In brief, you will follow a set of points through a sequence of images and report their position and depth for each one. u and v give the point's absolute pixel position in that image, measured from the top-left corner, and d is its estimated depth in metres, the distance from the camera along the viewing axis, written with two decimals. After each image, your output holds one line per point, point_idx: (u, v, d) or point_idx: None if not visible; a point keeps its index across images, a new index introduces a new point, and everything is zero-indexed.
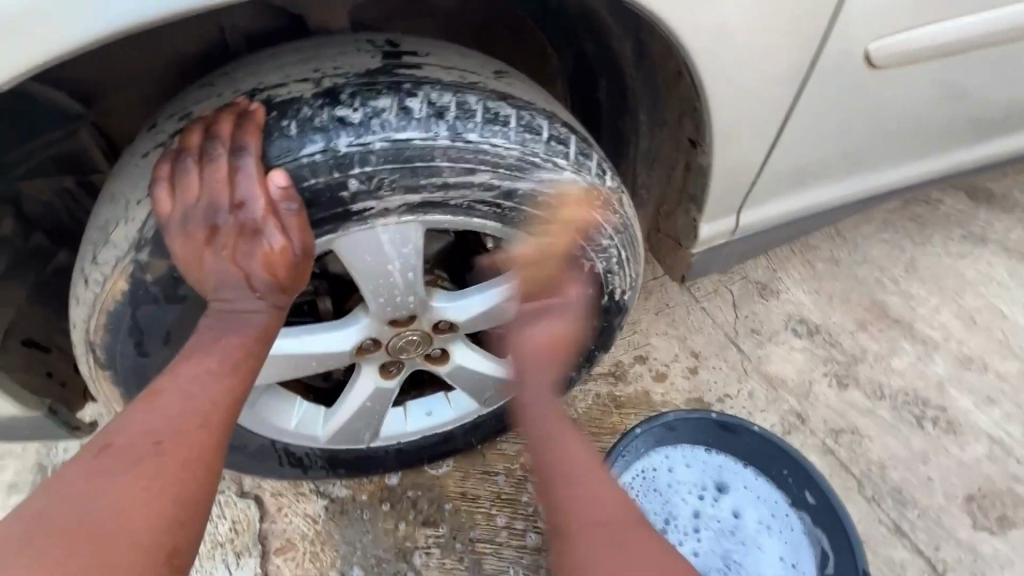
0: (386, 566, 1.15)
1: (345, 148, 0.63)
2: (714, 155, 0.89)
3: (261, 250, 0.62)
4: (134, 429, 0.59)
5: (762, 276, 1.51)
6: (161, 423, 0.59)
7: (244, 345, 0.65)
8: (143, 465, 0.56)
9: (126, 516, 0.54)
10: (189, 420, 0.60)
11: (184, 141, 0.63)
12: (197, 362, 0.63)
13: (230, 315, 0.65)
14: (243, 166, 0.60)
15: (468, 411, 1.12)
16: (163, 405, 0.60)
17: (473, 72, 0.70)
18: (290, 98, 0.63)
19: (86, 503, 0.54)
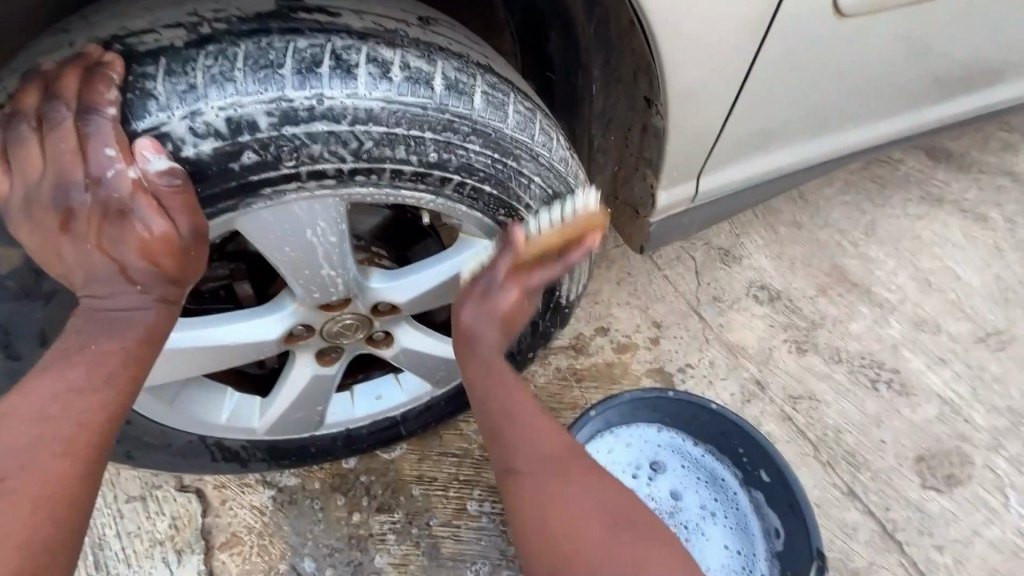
0: (339, 555, 1.10)
1: (224, 108, 0.53)
2: (672, 116, 0.81)
3: (137, 233, 0.53)
4: None
5: (724, 242, 1.48)
6: (12, 451, 0.50)
7: (118, 350, 0.56)
8: None
9: None
10: (45, 447, 0.51)
11: (19, 103, 0.51)
12: (57, 377, 0.54)
13: (103, 314, 0.56)
14: (97, 130, 0.50)
15: (421, 393, 1.06)
16: (11, 433, 0.51)
17: (389, 17, 0.60)
18: (161, 47, 0.52)
19: None
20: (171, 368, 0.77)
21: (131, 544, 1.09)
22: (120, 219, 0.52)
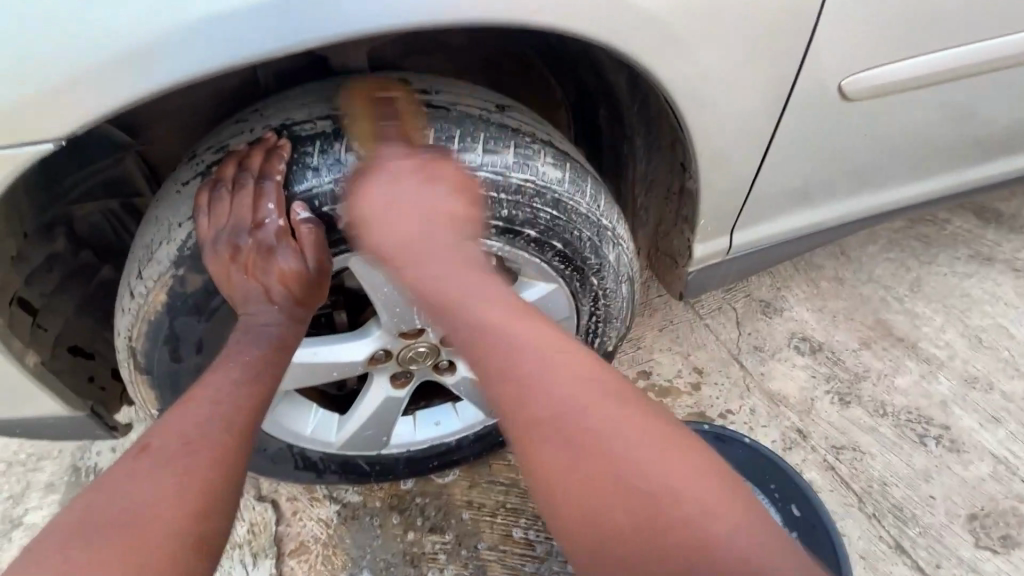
0: (395, 570, 1.19)
1: (357, 177, 0.72)
2: (704, 179, 0.94)
3: (283, 267, 0.73)
4: (169, 431, 0.64)
5: (765, 295, 1.55)
6: (197, 422, 0.65)
7: (269, 355, 0.73)
8: (180, 458, 0.62)
9: (157, 503, 0.58)
10: (218, 420, 0.66)
11: (221, 171, 0.72)
12: (229, 370, 0.71)
13: (254, 326, 0.74)
14: (266, 192, 0.70)
15: (476, 421, 1.18)
16: (193, 410, 0.66)
17: (479, 107, 0.78)
18: (315, 131, 0.72)
19: (125, 497, 0.58)
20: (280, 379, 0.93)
21: None
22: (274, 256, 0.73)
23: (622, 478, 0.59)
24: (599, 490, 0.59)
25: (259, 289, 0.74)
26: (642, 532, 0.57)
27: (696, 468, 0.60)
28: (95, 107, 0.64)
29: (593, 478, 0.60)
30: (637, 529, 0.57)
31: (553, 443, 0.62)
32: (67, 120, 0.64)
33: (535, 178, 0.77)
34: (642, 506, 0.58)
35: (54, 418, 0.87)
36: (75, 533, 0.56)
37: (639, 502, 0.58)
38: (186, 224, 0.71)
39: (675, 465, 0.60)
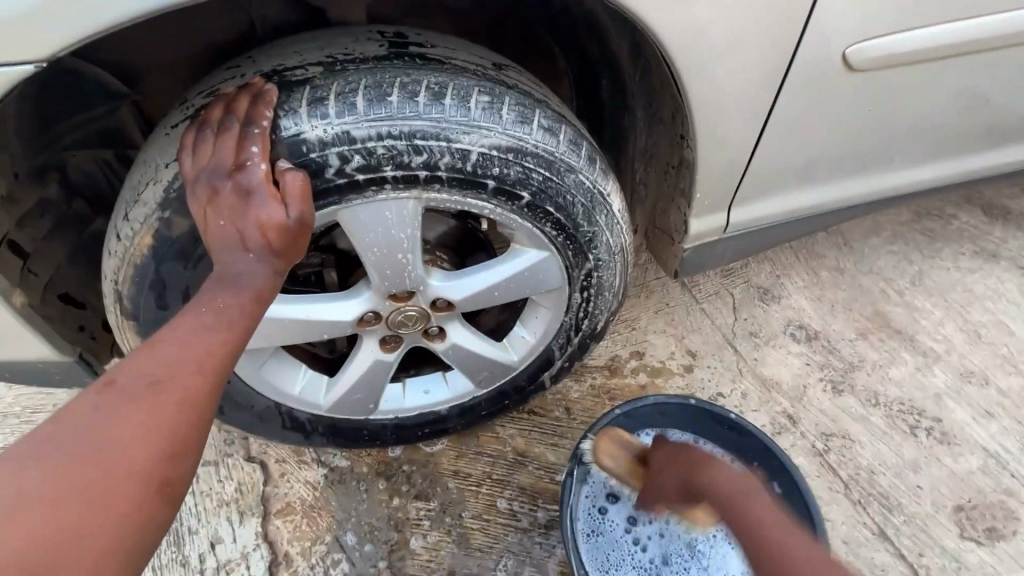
0: (379, 533, 1.20)
1: (345, 123, 0.70)
2: (703, 150, 0.92)
3: (255, 213, 0.68)
4: (135, 372, 0.62)
5: (763, 281, 1.53)
6: (164, 365, 0.63)
7: (242, 305, 0.69)
8: (146, 400, 0.60)
9: (120, 443, 0.57)
10: (186, 363, 0.63)
11: (208, 113, 0.72)
12: (199, 315, 0.67)
13: (229, 274, 0.70)
14: (252, 136, 0.69)
15: (464, 391, 1.18)
16: (162, 351, 0.64)
17: (474, 63, 0.77)
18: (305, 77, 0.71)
19: (85, 435, 0.57)
20: (268, 335, 0.93)
21: (201, 501, 1.23)
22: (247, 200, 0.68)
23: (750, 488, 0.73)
24: None
25: (234, 235, 0.69)
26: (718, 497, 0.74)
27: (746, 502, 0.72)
28: (85, 28, 0.62)
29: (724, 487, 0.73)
30: None
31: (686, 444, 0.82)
32: (52, 41, 0.63)
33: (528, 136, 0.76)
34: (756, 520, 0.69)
35: (42, 363, 0.88)
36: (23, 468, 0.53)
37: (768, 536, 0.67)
38: (172, 165, 0.71)
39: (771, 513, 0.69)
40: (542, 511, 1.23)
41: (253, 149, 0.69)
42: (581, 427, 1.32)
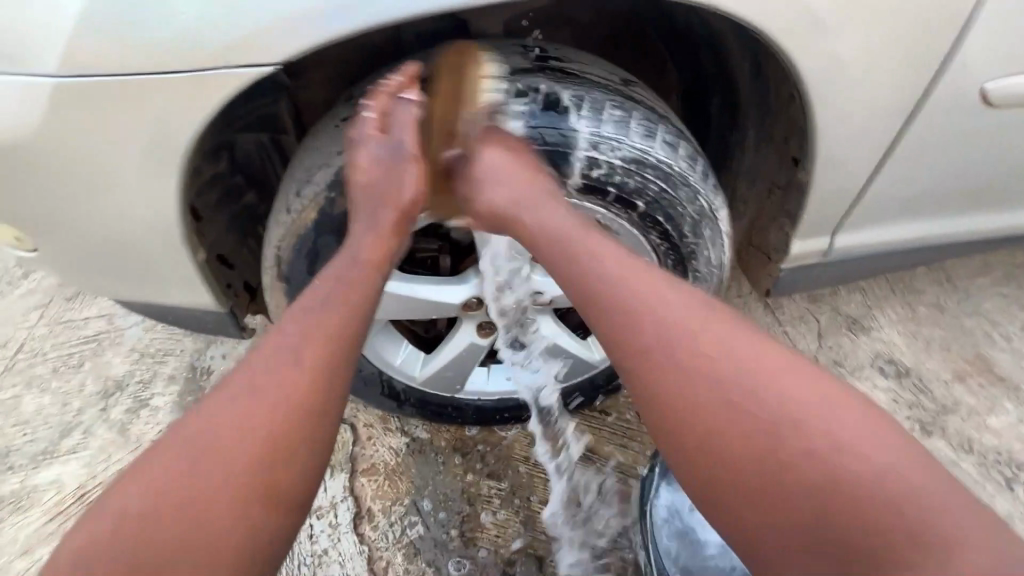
0: (452, 504, 1.28)
1: (488, 127, 0.80)
2: (818, 175, 0.94)
3: (391, 185, 0.79)
4: (279, 339, 0.73)
5: (854, 311, 1.49)
6: (301, 332, 0.73)
7: (363, 274, 0.78)
8: (288, 365, 0.71)
9: (274, 403, 0.69)
10: (318, 330, 0.73)
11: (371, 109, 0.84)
12: (330, 284, 0.76)
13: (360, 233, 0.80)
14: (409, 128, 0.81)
15: (545, 382, 1.25)
16: (299, 318, 0.74)
17: (605, 77, 0.85)
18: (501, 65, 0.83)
19: (247, 395, 0.69)
20: (385, 309, 1.03)
21: None
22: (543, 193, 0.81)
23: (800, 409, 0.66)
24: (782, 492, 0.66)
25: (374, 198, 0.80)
26: (780, 496, 0.65)
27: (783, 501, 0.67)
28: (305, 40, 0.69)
29: (758, 431, 0.67)
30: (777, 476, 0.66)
31: (690, 387, 0.71)
32: (276, 52, 0.70)
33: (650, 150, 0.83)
34: (850, 484, 0.62)
35: (200, 313, 1.03)
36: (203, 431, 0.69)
37: (864, 500, 0.61)
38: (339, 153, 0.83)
39: (876, 442, 0.64)
40: (608, 506, 1.28)
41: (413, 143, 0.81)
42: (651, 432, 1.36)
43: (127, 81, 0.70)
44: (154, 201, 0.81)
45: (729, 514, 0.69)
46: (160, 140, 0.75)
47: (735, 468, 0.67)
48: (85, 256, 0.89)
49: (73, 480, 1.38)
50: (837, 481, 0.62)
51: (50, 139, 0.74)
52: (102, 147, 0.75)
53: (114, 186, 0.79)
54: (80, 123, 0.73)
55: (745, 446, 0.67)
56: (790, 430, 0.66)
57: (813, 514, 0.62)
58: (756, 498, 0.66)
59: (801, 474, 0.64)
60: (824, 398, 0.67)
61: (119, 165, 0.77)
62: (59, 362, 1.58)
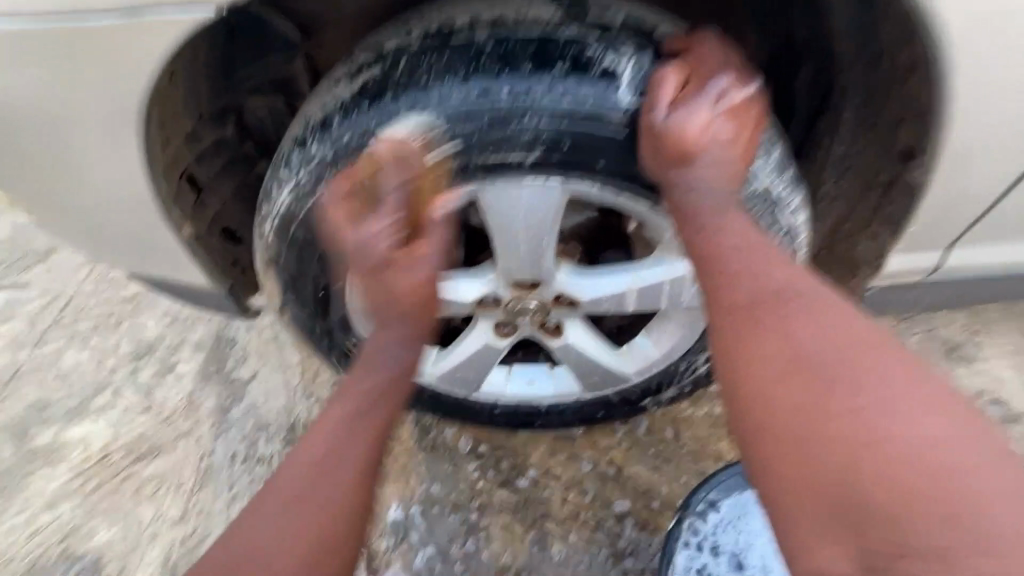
0: (459, 510, 1.19)
1: (506, 96, 0.69)
2: (940, 171, 0.72)
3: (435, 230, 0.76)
4: (300, 462, 0.71)
5: (955, 335, 1.23)
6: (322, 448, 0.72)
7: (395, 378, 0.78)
8: (299, 497, 0.68)
9: (273, 544, 0.66)
10: (333, 456, 0.72)
11: (371, 66, 0.73)
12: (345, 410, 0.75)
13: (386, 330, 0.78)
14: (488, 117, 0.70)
15: (569, 390, 1.10)
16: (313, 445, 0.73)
17: (655, 39, 0.73)
18: (725, 59, 0.73)
19: (260, 534, 0.67)
20: None
21: None
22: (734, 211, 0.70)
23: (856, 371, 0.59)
24: (837, 443, 0.56)
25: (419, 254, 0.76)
26: (814, 471, 0.57)
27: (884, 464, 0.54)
28: None
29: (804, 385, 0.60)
30: (846, 440, 0.56)
31: (751, 338, 0.64)
32: None
33: (755, 142, 0.73)
34: (941, 486, 0.52)
35: (199, 289, 0.96)
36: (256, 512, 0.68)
37: (936, 489, 0.52)
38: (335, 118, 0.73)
39: (1003, 476, 0.53)
40: (630, 535, 1.13)
41: (405, 124, 0.71)
42: (688, 455, 1.21)
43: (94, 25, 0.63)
44: (114, 166, 0.74)
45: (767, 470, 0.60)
46: (109, 97, 0.68)
47: (772, 400, 0.61)
48: (67, 226, 0.84)
49: (99, 439, 1.40)
50: (896, 456, 0.54)
51: (7, 92, 0.68)
52: (51, 103, 0.69)
53: (69, 147, 0.73)
54: (30, 74, 0.67)
55: (809, 384, 0.59)
56: (861, 399, 0.57)
57: (833, 440, 0.57)
58: (806, 477, 0.57)
59: (870, 449, 0.55)
60: (924, 397, 0.57)
61: (73, 122, 0.70)
62: (98, 319, 1.59)
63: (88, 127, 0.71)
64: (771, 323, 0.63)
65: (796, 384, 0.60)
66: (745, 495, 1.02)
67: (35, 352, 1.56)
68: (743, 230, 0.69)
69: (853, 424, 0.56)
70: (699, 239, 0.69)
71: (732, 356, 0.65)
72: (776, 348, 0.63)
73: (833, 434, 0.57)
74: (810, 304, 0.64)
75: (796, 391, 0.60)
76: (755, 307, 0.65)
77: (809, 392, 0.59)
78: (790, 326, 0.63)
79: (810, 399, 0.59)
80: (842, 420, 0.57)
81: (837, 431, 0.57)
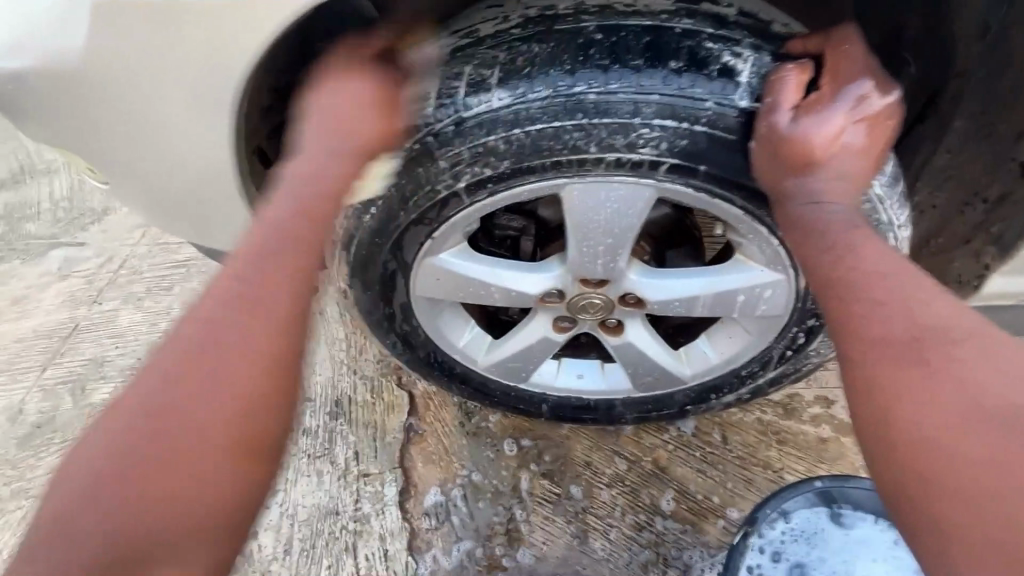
0: (500, 498, 1.19)
1: (610, 90, 0.67)
2: None
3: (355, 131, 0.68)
4: (206, 310, 0.57)
5: None
6: (209, 313, 0.57)
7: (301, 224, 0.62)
8: (195, 360, 0.55)
9: (201, 431, 0.54)
10: (232, 346, 0.56)
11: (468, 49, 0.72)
12: (239, 311, 0.57)
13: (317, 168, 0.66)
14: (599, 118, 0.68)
15: (622, 388, 1.08)
16: (242, 317, 0.56)
17: (765, 31, 0.71)
18: (868, 63, 0.68)
19: (186, 420, 0.54)
20: (451, 290, 0.89)
21: (352, 411, 1.31)
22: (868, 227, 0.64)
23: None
24: (960, 440, 0.49)
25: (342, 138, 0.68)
26: (948, 488, 0.48)
27: (1009, 466, 0.47)
28: None
29: (968, 440, 0.49)
30: (971, 440, 0.49)
31: (886, 355, 0.54)
32: None
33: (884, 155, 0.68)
34: None
35: None
36: (162, 403, 0.53)
37: None
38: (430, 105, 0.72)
39: None
40: (672, 536, 1.13)
41: (507, 111, 0.69)
42: (736, 461, 1.19)
43: (208, 2, 0.64)
44: (189, 140, 0.74)
45: (904, 489, 0.50)
46: (196, 73, 0.68)
47: (897, 418, 0.52)
48: (144, 198, 0.85)
49: None
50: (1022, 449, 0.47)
51: (108, 64, 0.68)
52: (140, 74, 0.69)
53: (147, 117, 0.72)
54: (133, 47, 0.67)
55: (973, 430, 0.49)
56: (982, 392, 0.51)
57: (949, 437, 0.50)
58: (940, 506, 0.48)
59: (976, 432, 0.49)
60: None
61: (166, 95, 0.70)
62: (153, 282, 1.64)
63: (181, 101, 0.70)
64: (892, 345, 0.54)
65: (919, 383, 0.52)
66: (812, 514, 0.98)
67: (93, 311, 1.61)
68: (877, 257, 0.60)
69: (970, 421, 0.50)
70: (823, 257, 0.62)
71: (868, 398, 0.54)
72: (906, 370, 0.53)
73: (953, 437, 0.49)
74: (981, 349, 0.53)
75: (914, 397, 0.52)
76: (874, 320, 0.56)
77: (937, 400, 0.51)
78: (893, 326, 0.55)
79: (926, 399, 0.51)
80: (966, 425, 0.49)
81: (967, 431, 0.49)
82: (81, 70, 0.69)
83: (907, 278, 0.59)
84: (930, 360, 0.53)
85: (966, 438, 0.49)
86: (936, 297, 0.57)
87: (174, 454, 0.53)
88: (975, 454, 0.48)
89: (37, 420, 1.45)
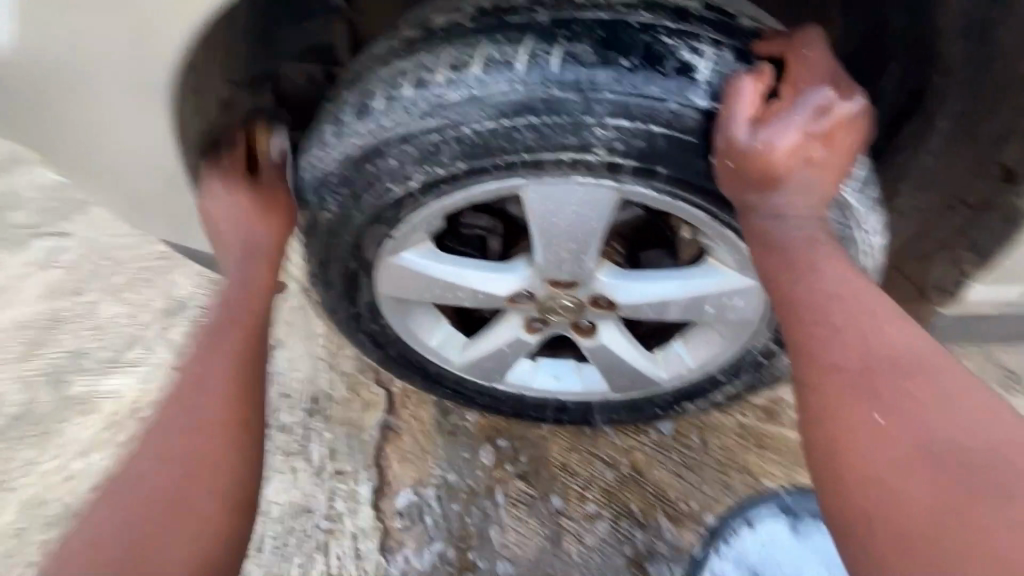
0: (474, 498, 1.18)
1: (562, 86, 0.64)
2: None
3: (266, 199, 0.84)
4: (187, 359, 0.74)
5: (1012, 362, 1.15)
6: (191, 359, 0.73)
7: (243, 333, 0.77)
8: (190, 414, 0.68)
9: (193, 485, 0.64)
10: (203, 383, 0.71)
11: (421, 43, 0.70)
12: (209, 355, 0.73)
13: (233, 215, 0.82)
14: (550, 117, 0.65)
15: (596, 390, 1.06)
16: (215, 373, 0.72)
17: (726, 25, 0.68)
18: (830, 66, 0.66)
19: (173, 443, 0.66)
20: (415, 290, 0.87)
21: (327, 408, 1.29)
22: (827, 244, 0.63)
23: (995, 477, 0.48)
24: (896, 476, 0.51)
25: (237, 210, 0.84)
26: (886, 525, 0.50)
27: (935, 499, 0.49)
28: None
29: (920, 486, 0.50)
30: (910, 477, 0.50)
31: (835, 388, 0.55)
32: None
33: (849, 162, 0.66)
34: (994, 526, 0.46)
35: (226, 263, 0.94)
36: (158, 426, 0.67)
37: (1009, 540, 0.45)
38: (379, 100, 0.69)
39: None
40: (647, 540, 1.11)
41: (457, 107, 0.66)
42: (714, 464, 1.16)
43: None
44: (145, 135, 0.73)
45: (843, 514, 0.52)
46: (144, 67, 0.67)
47: (840, 444, 0.54)
48: (102, 191, 0.84)
49: (131, 392, 1.44)
50: (956, 483, 0.48)
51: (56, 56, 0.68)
52: (89, 68, 0.68)
53: (100, 113, 0.72)
54: (80, 41, 0.67)
55: (913, 463, 0.50)
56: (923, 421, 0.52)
57: (883, 473, 0.51)
58: (877, 539, 0.50)
59: (912, 465, 0.50)
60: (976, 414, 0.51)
61: (116, 90, 0.70)
62: (133, 274, 1.62)
63: (132, 96, 0.70)
64: (838, 371, 0.56)
65: (858, 416, 0.54)
66: (779, 526, 0.98)
67: (73, 303, 1.60)
68: (839, 279, 0.60)
69: (905, 454, 0.51)
70: (798, 284, 0.61)
71: (819, 432, 0.56)
72: (849, 402, 0.54)
73: (891, 469, 0.51)
74: (935, 386, 0.53)
75: (856, 427, 0.53)
76: (821, 344, 0.57)
77: (877, 429, 0.53)
78: (838, 349, 0.56)
79: (865, 437, 0.53)
80: (903, 458, 0.51)
81: (899, 465, 0.51)
82: (29, 65, 0.69)
83: (860, 301, 0.59)
84: (874, 386, 0.54)
85: (903, 470, 0.51)
86: (896, 325, 0.57)
87: (156, 485, 0.63)
88: (915, 490, 0.49)
89: (15, 412, 1.45)
